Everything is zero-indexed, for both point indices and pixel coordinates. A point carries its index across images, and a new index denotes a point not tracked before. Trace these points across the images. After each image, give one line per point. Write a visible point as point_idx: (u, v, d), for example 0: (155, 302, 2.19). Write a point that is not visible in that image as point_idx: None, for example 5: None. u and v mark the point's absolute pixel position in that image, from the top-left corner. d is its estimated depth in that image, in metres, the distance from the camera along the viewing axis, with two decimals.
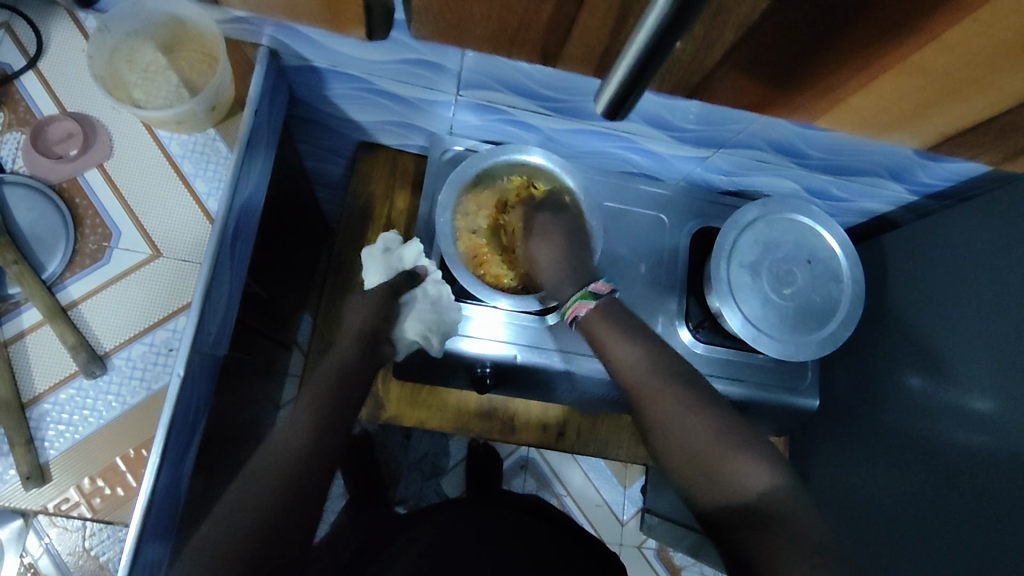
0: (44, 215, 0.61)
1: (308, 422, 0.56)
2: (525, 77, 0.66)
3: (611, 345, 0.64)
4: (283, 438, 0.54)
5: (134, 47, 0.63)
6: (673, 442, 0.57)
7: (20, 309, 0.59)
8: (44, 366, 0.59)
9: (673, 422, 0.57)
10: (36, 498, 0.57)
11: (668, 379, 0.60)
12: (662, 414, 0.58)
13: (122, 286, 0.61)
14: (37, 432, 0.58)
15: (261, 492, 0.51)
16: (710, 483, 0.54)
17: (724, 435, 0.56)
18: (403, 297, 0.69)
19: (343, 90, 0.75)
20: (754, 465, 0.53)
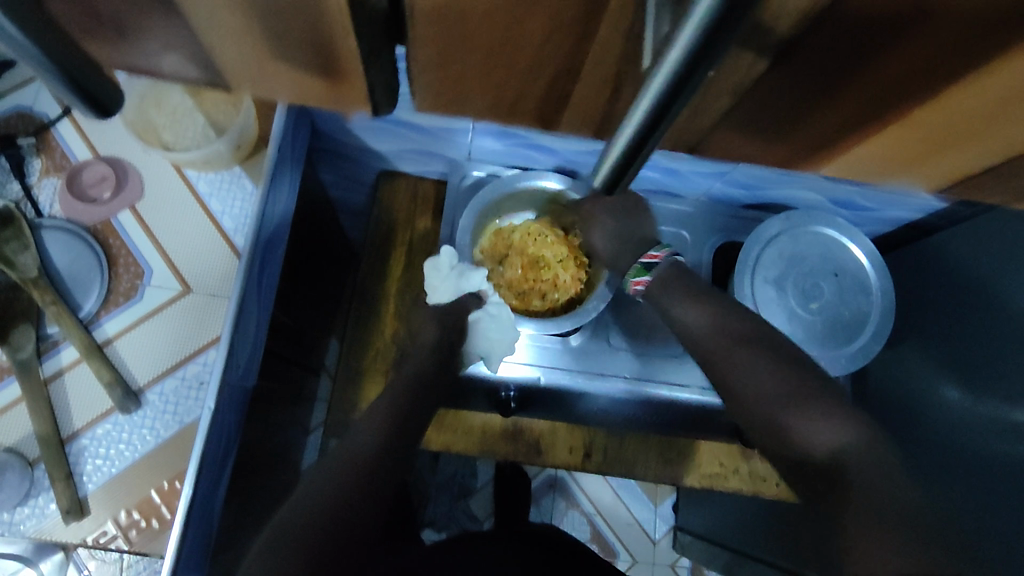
0: (80, 256, 0.63)
1: (375, 426, 0.58)
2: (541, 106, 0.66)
3: (681, 313, 0.68)
4: (350, 440, 0.57)
5: None
6: (759, 398, 0.58)
7: (59, 347, 0.62)
8: (82, 403, 0.61)
9: (763, 377, 0.58)
10: (75, 531, 0.59)
11: (747, 340, 0.62)
12: (732, 370, 0.61)
13: (155, 322, 0.63)
14: (75, 467, 0.60)
15: (327, 489, 0.52)
16: (789, 437, 0.55)
17: (781, 369, 0.58)
18: (472, 316, 0.72)
19: (363, 122, 0.77)
20: (827, 418, 0.54)
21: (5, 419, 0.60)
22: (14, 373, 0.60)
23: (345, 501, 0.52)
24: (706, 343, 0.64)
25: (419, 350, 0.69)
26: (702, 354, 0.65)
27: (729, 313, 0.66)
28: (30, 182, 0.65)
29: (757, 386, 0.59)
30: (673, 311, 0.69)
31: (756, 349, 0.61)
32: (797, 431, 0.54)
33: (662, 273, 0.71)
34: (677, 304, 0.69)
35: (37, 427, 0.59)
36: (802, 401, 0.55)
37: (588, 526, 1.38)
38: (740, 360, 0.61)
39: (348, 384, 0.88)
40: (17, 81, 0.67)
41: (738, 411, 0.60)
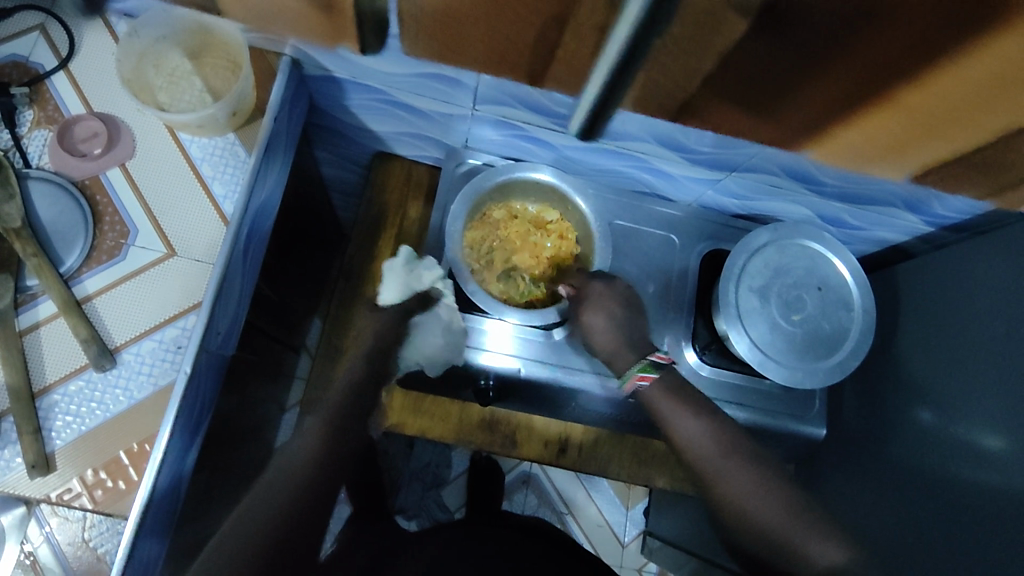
0: (65, 210, 0.63)
1: (311, 446, 0.56)
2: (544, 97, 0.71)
3: (683, 423, 0.67)
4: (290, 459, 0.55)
5: (162, 54, 0.66)
6: (747, 519, 0.60)
7: (37, 301, 0.61)
8: (56, 357, 0.60)
9: (750, 494, 0.61)
10: (39, 487, 0.57)
11: (744, 456, 0.64)
12: (730, 490, 0.62)
13: (136, 282, 0.63)
14: (44, 422, 0.59)
15: (260, 515, 0.51)
16: (787, 555, 0.57)
17: (786, 497, 0.60)
18: (415, 320, 0.75)
19: (364, 100, 0.78)
20: (830, 543, 0.56)
21: None
22: None
23: (289, 524, 0.51)
24: (700, 451, 0.65)
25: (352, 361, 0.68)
26: (698, 467, 0.65)
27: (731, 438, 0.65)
28: (19, 132, 0.64)
29: (755, 500, 0.60)
30: (670, 425, 0.68)
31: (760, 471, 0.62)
32: (799, 555, 0.57)
33: (648, 396, 0.70)
34: (673, 419, 0.68)
35: (9, 379, 0.58)
36: (805, 530, 0.58)
37: (559, 525, 1.39)
38: (739, 483, 0.62)
39: (326, 363, 0.88)
40: (14, 30, 0.66)
41: (728, 527, 0.62)
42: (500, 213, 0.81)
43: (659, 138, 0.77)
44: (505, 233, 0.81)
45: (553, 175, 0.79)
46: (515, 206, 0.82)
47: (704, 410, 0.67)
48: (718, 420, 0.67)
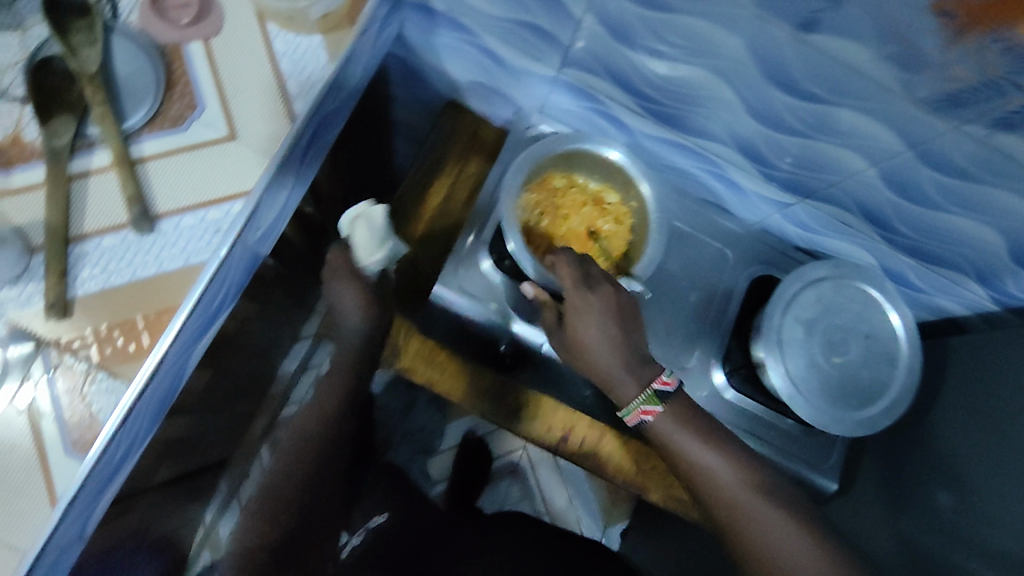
0: (141, 69, 0.62)
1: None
2: (636, 72, 0.69)
3: (694, 449, 0.66)
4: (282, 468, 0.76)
5: None
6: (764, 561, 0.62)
7: (94, 150, 0.60)
8: (99, 208, 0.59)
9: (773, 526, 0.63)
10: (54, 329, 0.57)
11: (767, 494, 0.65)
12: (752, 529, 0.63)
13: (192, 155, 0.62)
14: (72, 268, 0.58)
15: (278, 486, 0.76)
16: None
17: (800, 535, 0.62)
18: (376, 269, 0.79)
19: (452, 39, 0.77)
20: None
21: (15, 200, 0.58)
22: (43, 159, 0.59)
23: (301, 491, 0.76)
24: (719, 487, 0.65)
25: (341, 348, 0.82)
26: (716, 502, 0.66)
27: (745, 463, 0.66)
28: None
29: (775, 529, 0.63)
30: (678, 451, 0.66)
31: (777, 504, 0.64)
32: None
33: (659, 429, 0.67)
34: (691, 449, 0.66)
35: (49, 218, 0.57)
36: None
37: None
38: (761, 514, 0.64)
39: None
40: None
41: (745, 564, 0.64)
42: (564, 181, 0.79)
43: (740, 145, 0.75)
44: (565, 201, 0.78)
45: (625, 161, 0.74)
46: (577, 177, 0.79)
47: (727, 446, 0.67)
48: (735, 452, 0.67)
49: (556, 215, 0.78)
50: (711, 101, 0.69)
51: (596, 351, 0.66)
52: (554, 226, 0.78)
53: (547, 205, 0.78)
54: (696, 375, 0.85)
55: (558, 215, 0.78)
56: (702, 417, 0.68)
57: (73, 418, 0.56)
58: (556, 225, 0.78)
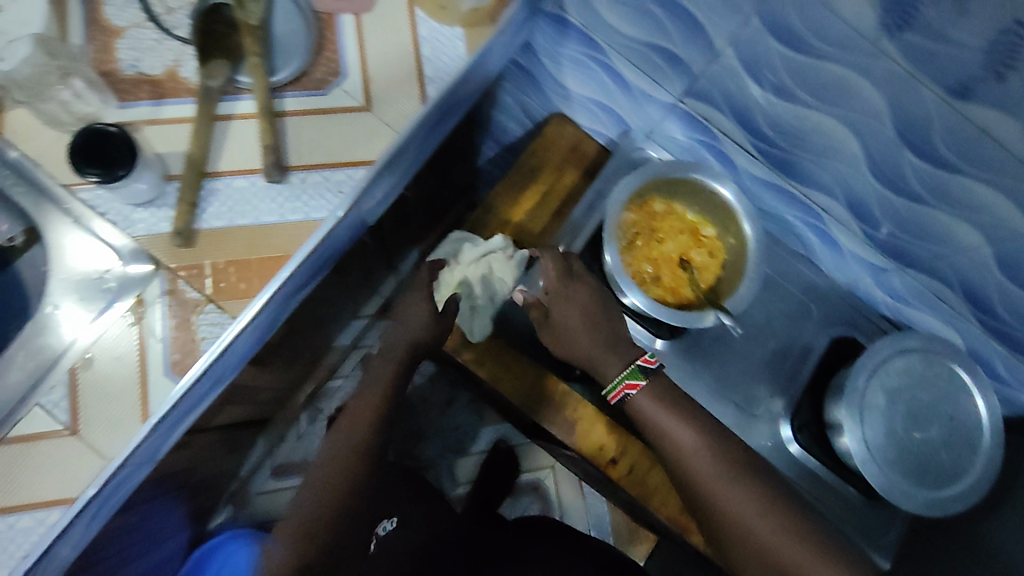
0: (295, 30, 0.65)
1: (333, 470, 0.72)
2: (760, 109, 0.69)
3: (668, 423, 0.68)
4: (318, 479, 0.73)
5: None
6: (739, 531, 0.64)
7: (240, 97, 0.64)
8: (235, 151, 0.62)
9: (748, 507, 0.64)
10: (176, 255, 0.59)
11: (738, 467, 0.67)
12: (725, 503, 0.65)
13: (327, 118, 0.65)
14: (201, 201, 0.61)
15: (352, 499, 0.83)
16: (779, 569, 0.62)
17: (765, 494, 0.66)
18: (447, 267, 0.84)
19: (577, 53, 0.79)
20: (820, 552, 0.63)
21: (161, 128, 0.62)
22: (194, 97, 0.63)
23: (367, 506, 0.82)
24: (696, 464, 0.66)
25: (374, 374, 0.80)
26: (683, 477, 0.67)
27: (717, 438, 0.68)
28: None
29: (748, 511, 0.64)
30: (659, 430, 0.68)
31: (750, 486, 0.66)
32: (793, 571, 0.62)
33: (642, 404, 0.69)
34: (669, 425, 0.68)
35: (190, 150, 0.61)
36: (795, 539, 0.63)
37: None
38: (736, 496, 0.65)
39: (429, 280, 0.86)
40: None
41: (720, 537, 0.66)
42: (663, 204, 0.77)
43: (845, 200, 0.75)
44: (662, 225, 0.77)
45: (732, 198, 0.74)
46: (677, 203, 0.78)
47: (701, 421, 0.69)
48: (707, 425, 0.69)
49: (652, 236, 0.76)
50: (829, 149, 0.69)
51: (585, 337, 0.72)
52: (648, 248, 0.76)
53: (645, 226, 0.76)
54: (759, 424, 0.83)
55: (654, 237, 0.76)
56: (674, 395, 0.70)
57: (177, 337, 0.59)
58: (651, 248, 0.76)
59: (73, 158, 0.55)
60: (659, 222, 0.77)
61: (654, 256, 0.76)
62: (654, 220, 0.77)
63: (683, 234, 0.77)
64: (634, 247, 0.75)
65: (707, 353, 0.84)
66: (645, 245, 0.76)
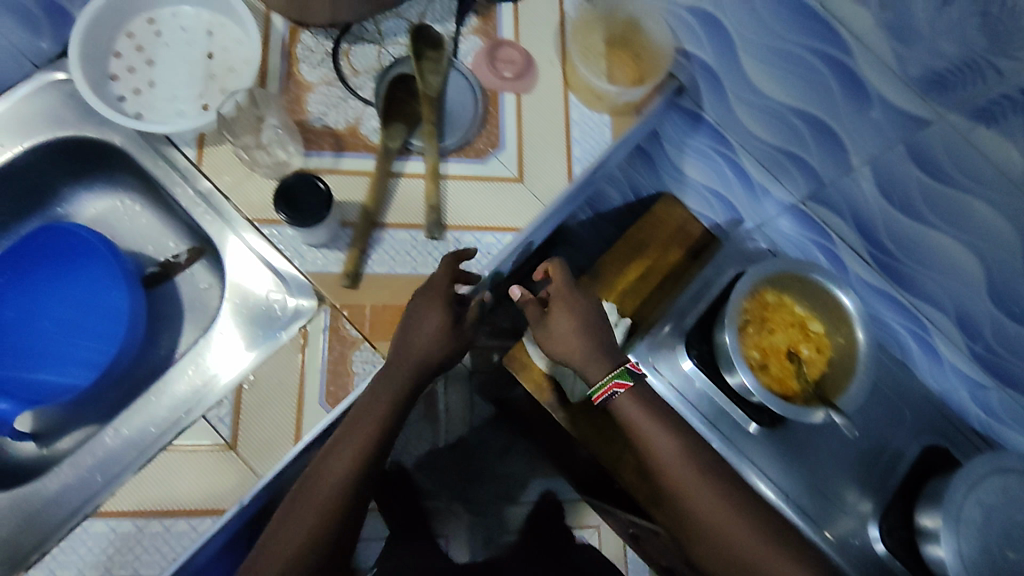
0: (465, 104, 0.72)
1: (344, 469, 0.56)
2: (882, 219, 0.73)
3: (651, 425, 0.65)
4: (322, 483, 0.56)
5: (590, 30, 0.77)
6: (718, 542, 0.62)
7: (410, 157, 0.70)
8: (403, 206, 0.68)
9: (714, 502, 0.62)
10: (341, 295, 0.65)
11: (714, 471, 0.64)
12: (694, 505, 0.63)
13: (484, 185, 0.71)
14: (370, 248, 0.66)
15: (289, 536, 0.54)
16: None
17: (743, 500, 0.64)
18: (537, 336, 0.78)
19: (704, 146, 0.85)
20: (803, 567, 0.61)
21: (340, 178, 0.68)
22: (373, 152, 0.69)
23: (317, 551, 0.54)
24: (674, 470, 0.64)
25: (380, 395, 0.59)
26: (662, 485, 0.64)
27: (693, 439, 0.66)
28: (461, 31, 0.75)
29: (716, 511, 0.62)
30: (643, 434, 0.65)
31: (713, 480, 0.64)
32: None
33: (624, 410, 0.65)
34: (646, 427, 0.65)
35: (367, 202, 0.67)
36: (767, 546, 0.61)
37: None
38: (704, 497, 0.63)
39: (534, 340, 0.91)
40: None
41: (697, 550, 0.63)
42: (777, 296, 0.81)
43: (953, 313, 0.77)
44: (774, 315, 0.80)
45: (851, 303, 0.78)
46: (789, 296, 0.81)
47: (679, 423, 0.66)
48: (685, 427, 0.66)
49: (763, 325, 0.80)
50: (947, 264, 0.71)
51: (578, 339, 0.66)
52: (760, 336, 0.79)
53: (758, 315, 0.80)
54: (847, 524, 0.82)
55: (765, 326, 0.80)
56: (657, 400, 0.67)
57: (333, 369, 0.62)
58: (762, 336, 0.79)
59: (273, 197, 0.63)
60: (771, 313, 0.80)
61: (764, 345, 0.79)
62: (766, 310, 0.80)
63: (793, 327, 0.80)
64: (747, 334, 0.79)
65: (800, 445, 0.84)
66: (757, 333, 0.79)
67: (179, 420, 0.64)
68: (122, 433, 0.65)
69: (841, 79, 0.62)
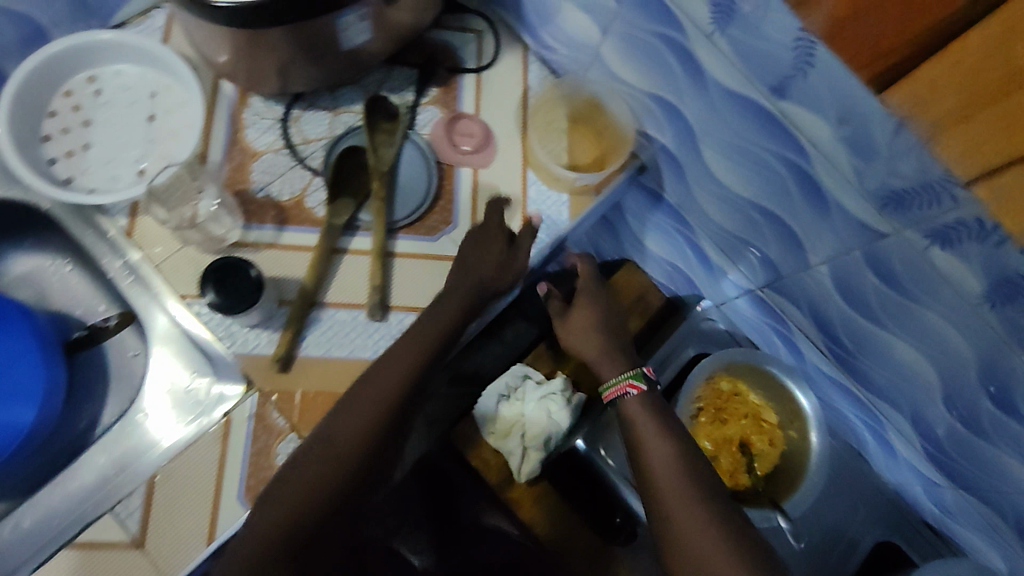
0: (419, 177, 0.69)
1: (348, 428, 0.55)
2: (836, 312, 0.69)
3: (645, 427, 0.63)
4: (329, 437, 0.55)
5: (555, 107, 0.74)
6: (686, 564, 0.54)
7: (357, 232, 0.67)
8: (345, 285, 0.65)
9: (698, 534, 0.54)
10: (271, 381, 0.61)
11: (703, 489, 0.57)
12: (675, 522, 0.56)
13: (431, 264, 0.67)
14: (307, 329, 0.63)
15: (300, 479, 0.53)
16: None
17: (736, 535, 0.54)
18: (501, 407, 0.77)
19: (668, 223, 0.81)
20: None
21: (279, 253, 0.65)
22: (318, 227, 0.66)
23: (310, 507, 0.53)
24: (659, 477, 0.59)
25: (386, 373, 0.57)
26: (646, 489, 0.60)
27: (689, 459, 0.60)
28: (420, 100, 0.72)
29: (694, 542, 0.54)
30: (639, 437, 0.62)
31: (704, 500, 0.56)
32: None
33: (627, 410, 0.65)
34: (645, 433, 0.62)
35: (306, 281, 0.63)
36: None
37: None
38: (678, 508, 0.56)
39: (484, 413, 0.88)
40: (460, 25, 0.76)
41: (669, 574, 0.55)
42: (732, 384, 0.79)
43: (906, 413, 0.72)
44: (727, 406, 0.78)
45: (807, 403, 0.75)
46: (744, 385, 0.79)
47: (675, 428, 0.63)
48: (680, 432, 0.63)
49: (716, 416, 0.77)
50: (895, 364, 0.67)
51: (593, 335, 0.72)
52: (711, 427, 0.77)
53: (711, 404, 0.77)
54: None
55: (717, 416, 0.77)
56: (662, 409, 0.65)
57: (255, 462, 0.59)
58: (713, 428, 0.77)
59: (204, 275, 0.60)
60: (726, 403, 0.78)
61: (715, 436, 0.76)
62: (719, 400, 0.78)
63: (748, 419, 0.78)
64: (698, 425, 0.77)
65: None
66: (708, 424, 0.77)
67: (99, 505, 0.61)
68: (40, 514, 0.63)
69: (798, 184, 0.59)
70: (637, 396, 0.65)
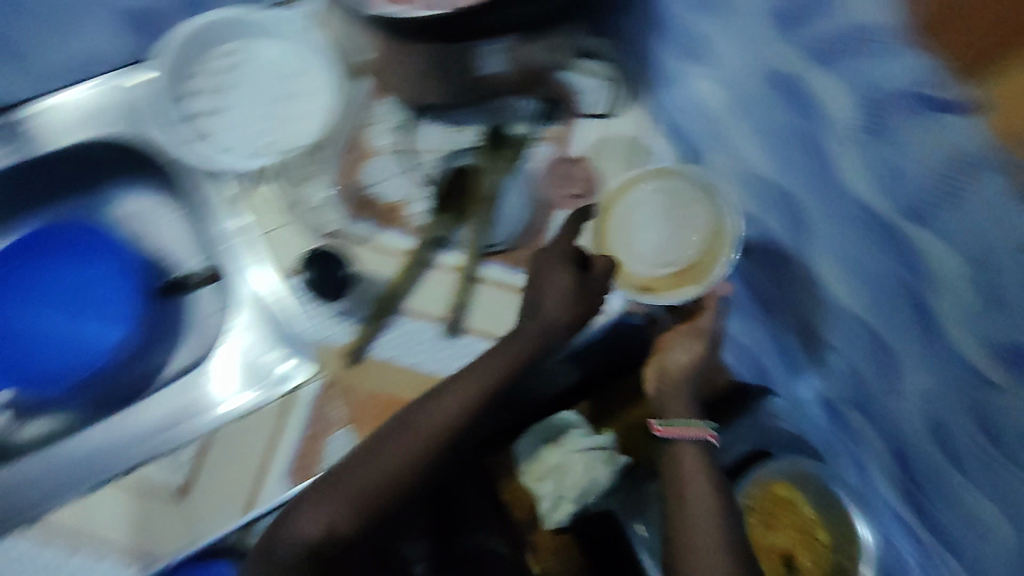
0: (518, 208, 0.69)
1: (468, 402, 0.53)
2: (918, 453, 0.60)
3: (695, 476, 0.56)
4: (444, 407, 0.53)
5: (645, 188, 0.66)
6: None
7: (448, 249, 0.67)
8: (426, 297, 0.66)
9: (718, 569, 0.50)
10: (335, 371, 0.63)
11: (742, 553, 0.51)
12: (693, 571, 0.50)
13: (508, 298, 0.66)
14: (380, 330, 0.64)
15: (384, 462, 0.51)
16: None
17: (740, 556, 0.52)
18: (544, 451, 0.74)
19: (756, 310, 0.76)
20: None
21: (372, 251, 0.66)
22: (413, 235, 0.67)
23: (418, 468, 0.51)
24: (692, 514, 0.54)
25: (386, 461, 0.50)
26: (670, 536, 0.54)
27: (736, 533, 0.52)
28: (536, 134, 0.73)
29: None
30: (681, 480, 0.56)
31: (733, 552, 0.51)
32: None
33: (682, 456, 0.58)
34: (688, 479, 0.56)
35: (390, 283, 0.65)
36: None
37: None
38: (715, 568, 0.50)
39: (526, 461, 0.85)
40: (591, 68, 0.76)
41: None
42: (791, 490, 0.74)
43: None
44: (779, 511, 0.74)
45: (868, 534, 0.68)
46: (803, 493, 0.74)
47: (725, 486, 0.56)
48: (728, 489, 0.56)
49: (765, 519, 0.74)
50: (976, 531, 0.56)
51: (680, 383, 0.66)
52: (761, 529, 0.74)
53: (762, 507, 0.74)
54: None
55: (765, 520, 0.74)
56: (718, 470, 0.57)
57: (299, 451, 0.60)
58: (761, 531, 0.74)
59: (303, 255, 0.66)
60: (778, 508, 0.74)
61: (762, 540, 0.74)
62: (772, 504, 0.74)
63: (799, 531, 0.73)
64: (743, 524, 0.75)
65: None
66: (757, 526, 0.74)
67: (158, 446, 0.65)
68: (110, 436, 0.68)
69: (914, 315, 0.50)
70: (707, 447, 0.59)
